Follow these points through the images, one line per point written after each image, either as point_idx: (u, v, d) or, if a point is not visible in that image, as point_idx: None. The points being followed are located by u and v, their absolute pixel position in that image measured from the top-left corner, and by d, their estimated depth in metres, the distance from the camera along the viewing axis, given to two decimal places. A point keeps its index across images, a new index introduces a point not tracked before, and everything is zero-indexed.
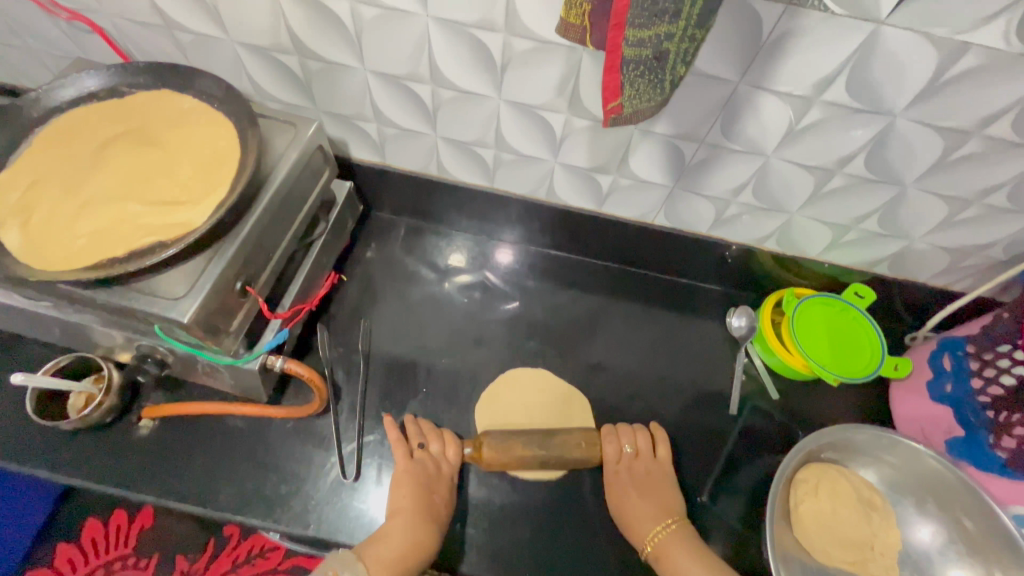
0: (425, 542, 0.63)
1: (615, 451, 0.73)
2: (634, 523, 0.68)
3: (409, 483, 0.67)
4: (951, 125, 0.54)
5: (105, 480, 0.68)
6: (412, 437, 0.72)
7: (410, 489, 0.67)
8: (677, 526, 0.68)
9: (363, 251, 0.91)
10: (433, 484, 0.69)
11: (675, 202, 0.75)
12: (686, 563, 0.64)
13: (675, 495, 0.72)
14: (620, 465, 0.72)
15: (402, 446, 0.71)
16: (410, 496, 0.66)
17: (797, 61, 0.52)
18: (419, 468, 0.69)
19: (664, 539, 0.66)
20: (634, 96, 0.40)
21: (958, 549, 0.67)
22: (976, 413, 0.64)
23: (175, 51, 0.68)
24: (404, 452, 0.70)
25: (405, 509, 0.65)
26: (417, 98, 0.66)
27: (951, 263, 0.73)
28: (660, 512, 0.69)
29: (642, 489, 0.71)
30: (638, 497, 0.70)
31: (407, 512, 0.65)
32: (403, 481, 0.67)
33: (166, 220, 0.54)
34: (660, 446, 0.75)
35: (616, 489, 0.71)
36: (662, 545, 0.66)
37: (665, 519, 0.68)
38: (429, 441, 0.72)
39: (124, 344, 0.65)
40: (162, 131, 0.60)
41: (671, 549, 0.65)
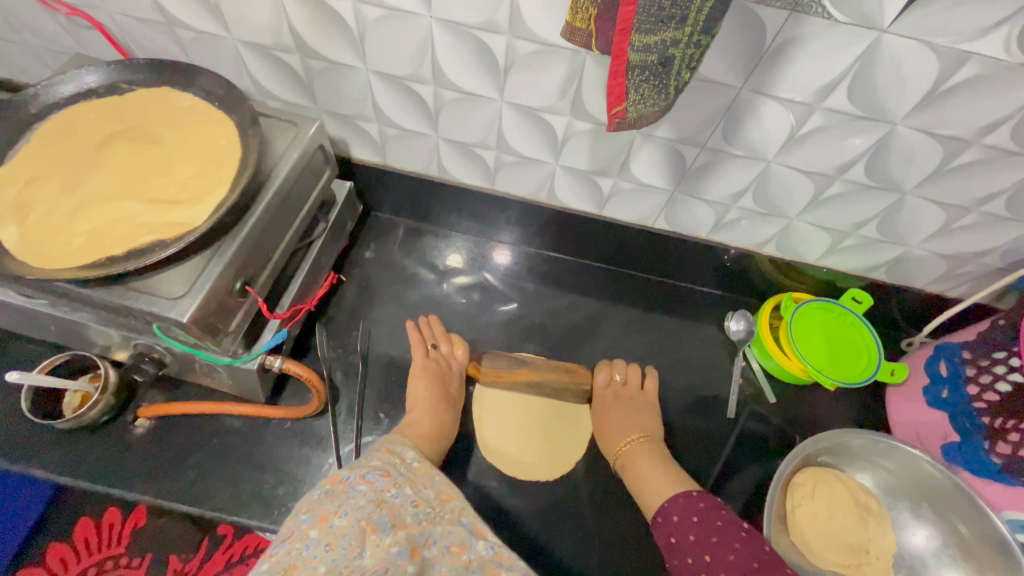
0: (444, 428, 0.73)
1: (606, 377, 0.81)
2: (610, 437, 0.76)
3: (427, 377, 0.76)
4: (950, 134, 0.54)
5: (100, 479, 0.67)
6: (428, 338, 0.81)
7: (427, 381, 0.76)
8: (648, 441, 0.73)
9: (362, 252, 0.91)
10: (448, 380, 0.78)
11: (675, 206, 0.75)
12: (647, 467, 0.70)
13: (653, 418, 0.77)
14: (609, 386, 0.81)
15: (420, 345, 0.80)
16: (429, 385, 0.76)
17: (799, 68, 0.52)
18: (435, 365, 0.79)
19: (632, 448, 0.72)
20: (638, 101, 0.41)
21: (952, 554, 0.68)
22: (972, 419, 0.65)
23: (176, 49, 0.68)
24: (421, 350, 0.79)
25: (424, 399, 0.74)
26: (419, 99, 0.66)
27: (948, 270, 0.74)
28: (633, 427, 0.75)
29: (623, 408, 0.78)
30: (618, 416, 0.77)
31: (428, 391, 0.75)
32: (420, 376, 0.77)
33: (165, 219, 0.54)
34: (648, 380, 0.82)
35: (600, 406, 0.79)
36: (632, 452, 0.72)
37: (636, 434, 0.74)
38: (441, 343, 0.82)
39: (121, 343, 0.65)
40: (162, 129, 0.60)
41: (636, 459, 0.71)
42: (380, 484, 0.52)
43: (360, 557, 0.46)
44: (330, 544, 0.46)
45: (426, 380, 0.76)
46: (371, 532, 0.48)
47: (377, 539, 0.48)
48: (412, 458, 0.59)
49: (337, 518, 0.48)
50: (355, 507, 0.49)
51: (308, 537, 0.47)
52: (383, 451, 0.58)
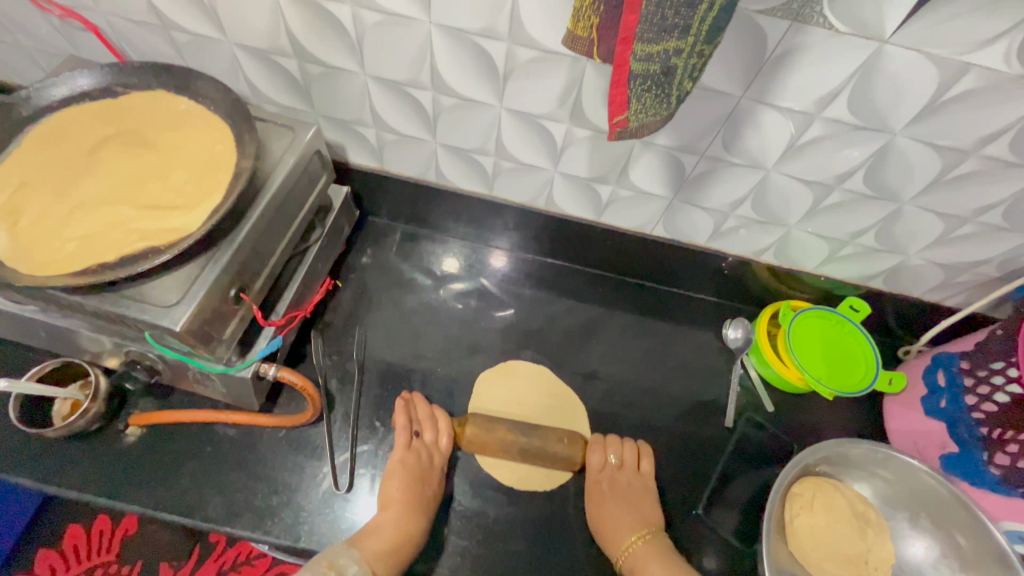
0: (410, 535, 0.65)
1: (600, 462, 0.74)
2: (611, 534, 0.69)
3: (403, 475, 0.68)
4: (950, 144, 0.54)
5: (90, 488, 0.66)
6: (412, 422, 0.73)
7: (402, 479, 0.68)
8: (651, 537, 0.68)
9: (359, 257, 0.90)
10: (427, 472, 0.70)
11: (673, 214, 0.75)
12: (660, 575, 0.64)
13: (653, 506, 0.73)
14: (603, 472, 0.74)
15: (403, 433, 0.71)
16: (404, 482, 0.68)
17: (800, 77, 0.52)
18: (415, 459, 0.70)
19: (637, 551, 0.66)
20: (640, 110, 0.40)
21: (952, 564, 0.68)
22: (970, 429, 0.65)
23: (172, 52, 0.67)
24: (403, 441, 0.71)
25: (397, 499, 0.66)
26: (417, 105, 0.66)
27: (945, 279, 0.74)
28: (637, 524, 0.69)
29: (621, 501, 0.71)
30: (619, 509, 0.71)
31: (402, 485, 0.67)
32: (396, 473, 0.69)
33: (159, 224, 0.53)
34: (645, 460, 0.76)
35: (596, 496, 0.73)
36: (640, 555, 0.66)
37: (641, 531, 0.68)
38: (425, 429, 0.74)
39: (112, 349, 0.64)
40: (157, 133, 0.59)
41: (646, 562, 0.65)
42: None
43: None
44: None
45: (401, 478, 0.68)
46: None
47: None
48: (351, 574, 0.59)
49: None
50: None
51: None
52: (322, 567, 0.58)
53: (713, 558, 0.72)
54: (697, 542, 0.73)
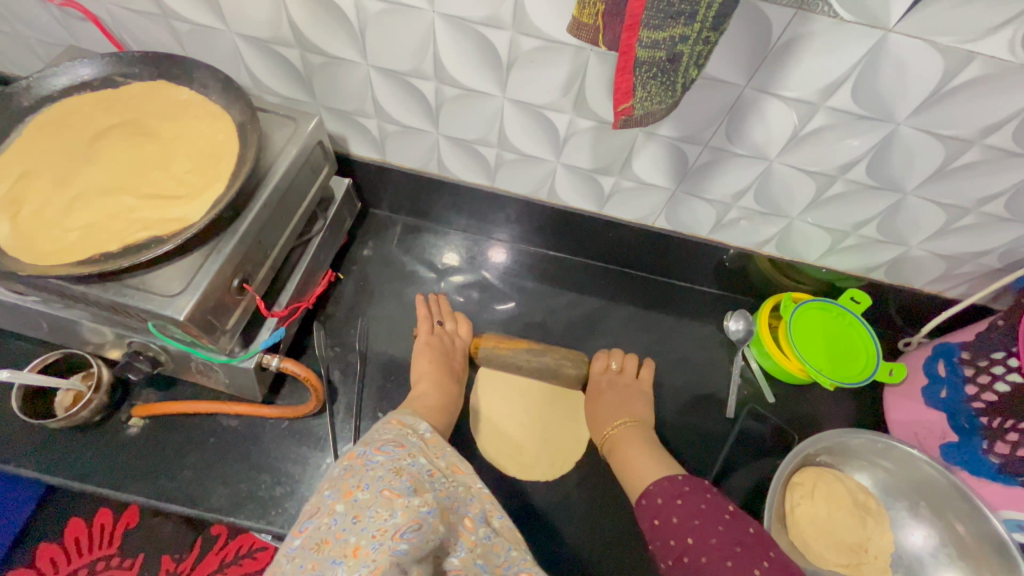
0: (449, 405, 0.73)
1: (603, 363, 0.82)
2: (602, 419, 0.76)
3: (428, 353, 0.77)
4: (953, 134, 0.54)
5: (93, 480, 0.66)
6: (436, 314, 0.82)
7: (429, 355, 0.77)
8: (634, 426, 0.74)
9: (360, 249, 0.90)
10: (450, 355, 0.79)
11: (675, 205, 0.75)
12: (633, 448, 0.70)
13: (642, 407, 0.78)
14: (606, 375, 0.81)
15: (426, 321, 0.80)
16: (429, 364, 0.76)
17: (805, 66, 0.52)
18: (438, 341, 0.79)
19: (619, 432, 0.73)
20: (645, 98, 0.40)
21: (950, 553, 0.68)
22: (971, 418, 0.65)
23: (172, 42, 0.67)
24: (426, 326, 0.79)
25: (427, 372, 0.75)
26: (420, 95, 0.66)
27: (946, 270, 0.74)
28: (623, 412, 0.76)
29: (615, 394, 0.78)
30: (609, 400, 0.77)
31: (427, 364, 0.76)
32: (423, 352, 0.77)
33: (161, 215, 0.53)
34: (646, 370, 0.82)
35: (595, 392, 0.80)
36: (617, 435, 0.73)
37: (623, 418, 0.75)
38: (446, 320, 0.82)
39: (115, 340, 0.63)
40: (158, 123, 0.59)
41: (623, 439, 0.72)
42: (397, 453, 0.51)
43: (393, 519, 0.44)
44: (357, 515, 0.45)
45: (427, 358, 0.76)
46: (396, 497, 0.45)
47: (406, 500, 0.45)
48: (423, 430, 0.58)
49: (359, 491, 0.46)
50: (376, 478, 0.48)
51: (334, 511, 0.46)
52: (392, 426, 0.57)
53: None
54: None
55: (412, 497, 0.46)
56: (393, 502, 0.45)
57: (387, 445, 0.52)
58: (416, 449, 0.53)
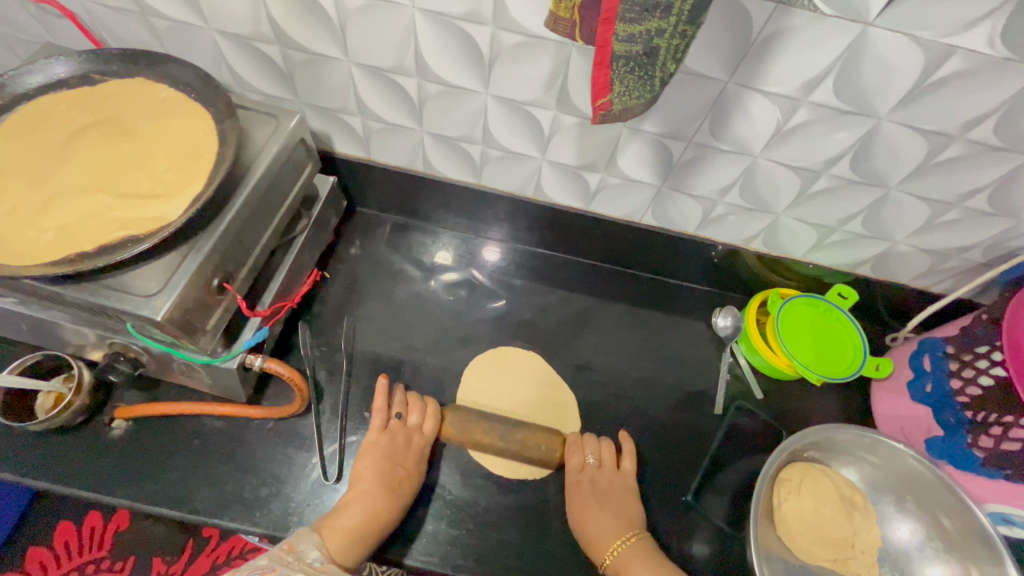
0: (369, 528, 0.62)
1: (579, 460, 0.72)
2: (593, 537, 0.67)
3: (375, 455, 0.68)
4: (935, 129, 0.55)
5: (76, 482, 0.66)
6: (394, 406, 0.73)
7: (375, 459, 0.68)
8: (636, 540, 0.66)
9: (348, 248, 0.89)
10: (401, 456, 0.69)
11: (662, 202, 0.75)
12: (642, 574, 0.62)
13: (634, 508, 0.71)
14: (582, 472, 0.72)
15: (379, 416, 0.71)
16: (369, 471, 0.67)
17: (786, 61, 0.51)
18: (390, 440, 0.70)
19: (620, 554, 0.65)
20: (624, 92, 0.40)
21: (937, 546, 0.68)
22: (955, 413, 0.65)
23: (152, 39, 0.66)
24: (379, 422, 0.71)
25: (368, 481, 0.66)
26: (403, 92, 0.65)
27: (932, 265, 0.74)
28: (620, 525, 0.68)
29: (603, 500, 0.70)
30: (598, 510, 0.69)
31: (365, 475, 0.66)
32: (370, 454, 0.69)
33: (139, 213, 0.52)
34: (627, 459, 0.75)
35: (575, 498, 0.70)
36: (620, 559, 0.64)
37: (624, 535, 0.67)
38: (408, 413, 0.73)
39: (96, 341, 0.63)
40: (137, 121, 0.58)
41: (630, 563, 0.64)
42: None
43: None
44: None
45: (370, 465, 0.67)
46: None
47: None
48: (313, 557, 0.56)
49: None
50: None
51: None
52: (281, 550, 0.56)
53: (703, 543, 0.72)
54: (687, 527, 0.73)
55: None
56: None
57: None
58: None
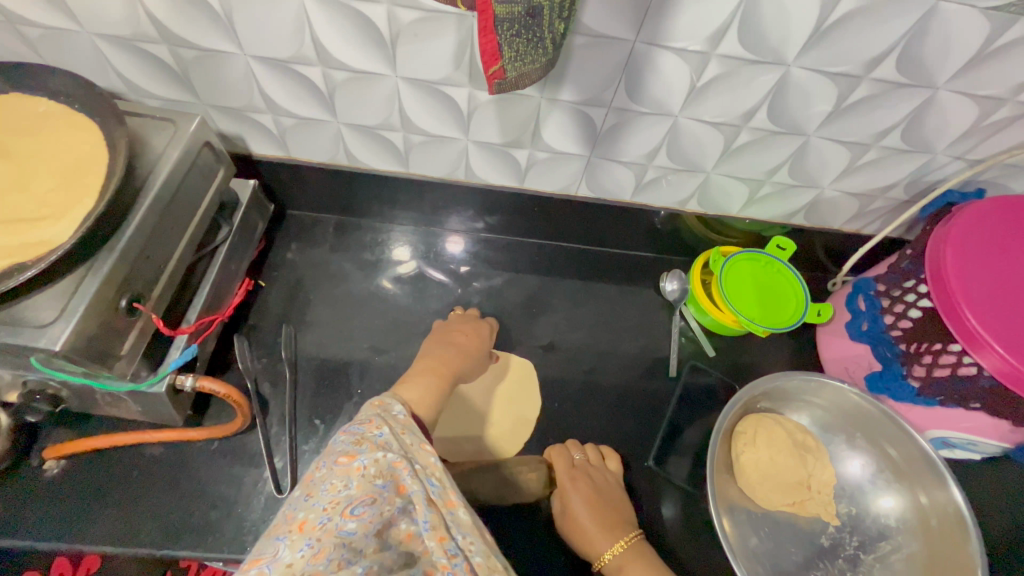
0: (431, 391, 0.66)
1: (567, 460, 0.71)
2: (590, 538, 0.64)
3: (431, 339, 0.76)
4: (841, 71, 0.55)
5: (7, 532, 0.61)
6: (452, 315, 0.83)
7: (434, 334, 0.77)
8: (633, 542, 0.64)
9: (282, 254, 0.86)
10: (460, 328, 0.77)
11: (594, 172, 0.74)
12: None
13: (625, 510, 0.68)
14: (574, 472, 0.69)
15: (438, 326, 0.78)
16: (432, 351, 0.72)
17: (688, 15, 0.51)
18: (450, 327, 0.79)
19: (620, 558, 0.62)
20: (515, 57, 0.38)
21: (886, 477, 0.71)
22: (891, 347, 0.67)
23: (26, 50, 0.61)
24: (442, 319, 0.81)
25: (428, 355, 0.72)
26: (310, 84, 0.62)
27: (860, 208, 0.76)
28: (615, 530, 0.65)
29: (597, 496, 0.67)
30: (594, 509, 0.66)
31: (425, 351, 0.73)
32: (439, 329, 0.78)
33: (23, 240, 0.48)
34: (612, 460, 0.73)
35: (568, 497, 0.67)
36: (618, 563, 0.62)
37: (623, 538, 0.64)
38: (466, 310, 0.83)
39: (8, 382, 0.59)
40: (14, 140, 0.53)
41: (630, 565, 0.61)
42: (363, 429, 0.47)
43: (347, 490, 0.42)
44: (312, 493, 0.43)
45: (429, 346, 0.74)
46: (350, 466, 0.43)
47: (361, 469, 0.43)
48: (398, 410, 0.52)
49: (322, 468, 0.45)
50: (333, 455, 0.45)
51: (293, 497, 0.45)
52: (371, 405, 0.52)
53: (670, 506, 0.73)
54: (653, 492, 0.74)
55: (366, 465, 0.43)
56: (349, 470, 0.43)
57: (356, 424, 0.48)
58: (384, 421, 0.49)
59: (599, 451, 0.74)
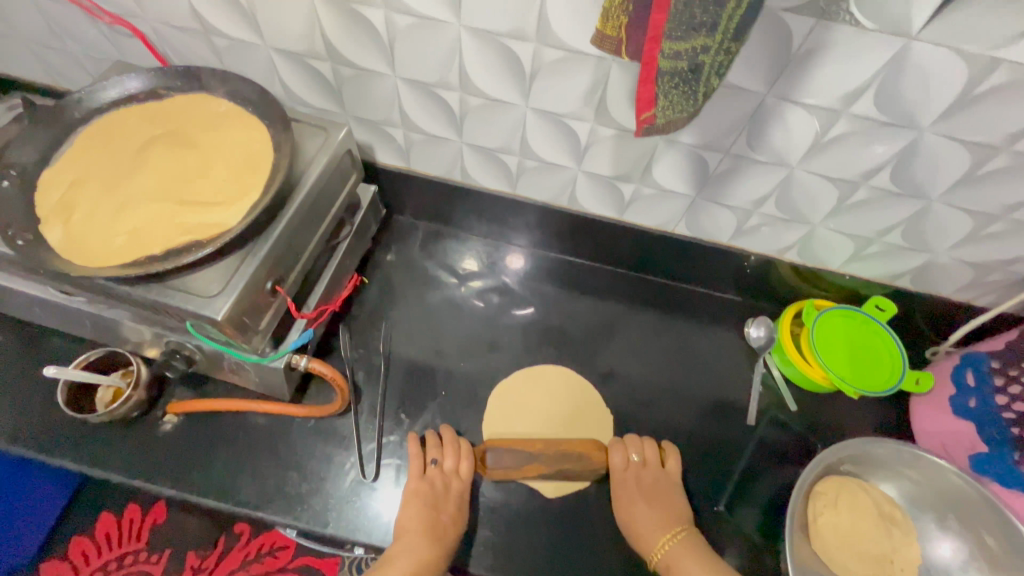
0: None
1: (623, 460, 0.74)
2: (642, 534, 0.68)
3: (416, 503, 0.67)
4: (979, 140, 0.54)
5: (129, 472, 0.69)
6: (428, 452, 0.72)
7: (417, 500, 0.67)
8: (683, 538, 0.67)
9: (384, 254, 0.92)
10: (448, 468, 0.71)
11: (696, 212, 0.75)
12: (696, 572, 0.64)
13: (678, 508, 0.71)
14: (628, 473, 0.73)
15: (416, 447, 0.72)
16: (416, 513, 0.66)
17: (827, 74, 0.52)
18: (428, 486, 0.69)
19: (671, 551, 0.66)
20: (667, 107, 0.42)
21: (979, 566, 0.67)
22: (1000, 429, 0.64)
23: (211, 56, 0.70)
24: (417, 467, 0.70)
25: (410, 522, 0.65)
26: (445, 106, 0.68)
27: (975, 278, 0.73)
28: (668, 524, 0.69)
29: (651, 499, 0.71)
30: (647, 506, 0.70)
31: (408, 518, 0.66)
32: (412, 502, 0.67)
33: (202, 220, 0.55)
34: (671, 460, 0.75)
35: (624, 498, 0.71)
36: (674, 556, 0.65)
37: (671, 531, 0.68)
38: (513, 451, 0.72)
39: (153, 339, 0.67)
40: (198, 133, 0.61)
41: (680, 559, 0.65)
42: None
43: None
44: None
45: (414, 506, 0.67)
46: None
47: None
48: None
49: None
50: None
51: None
52: None
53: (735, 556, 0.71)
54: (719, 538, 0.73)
55: None
56: None
57: None
58: None
59: (659, 452, 0.76)
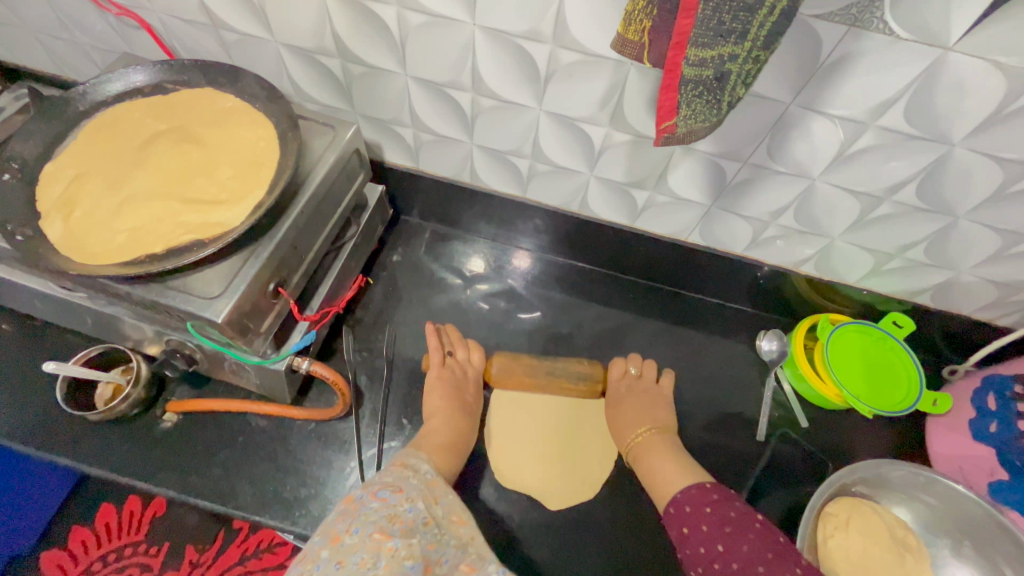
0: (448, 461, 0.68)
1: (623, 369, 0.80)
2: (623, 429, 0.75)
3: (441, 386, 0.75)
4: (1013, 157, 0.52)
5: (126, 471, 0.68)
6: (445, 345, 0.79)
7: (442, 388, 0.75)
8: (650, 437, 0.72)
9: (390, 255, 0.91)
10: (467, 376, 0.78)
11: (710, 221, 0.73)
12: (661, 458, 0.69)
13: (665, 414, 0.77)
14: (626, 381, 0.80)
15: (437, 349, 0.78)
16: (436, 401, 0.74)
17: (855, 84, 0.50)
18: (450, 373, 0.77)
19: (644, 442, 0.72)
20: (690, 116, 0.40)
21: None
22: (1023, 458, 0.62)
23: (219, 50, 0.69)
24: (438, 358, 0.77)
25: (440, 408, 0.73)
26: (457, 107, 0.66)
27: (999, 297, 0.70)
28: (646, 421, 0.75)
29: (637, 402, 0.77)
30: (633, 409, 0.76)
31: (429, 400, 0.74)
32: (435, 387, 0.75)
33: (205, 219, 0.54)
34: (665, 379, 0.81)
35: (613, 400, 0.78)
36: (643, 445, 0.72)
37: (647, 426, 0.74)
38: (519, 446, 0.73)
39: (154, 337, 0.66)
40: (203, 129, 0.60)
41: (648, 451, 0.71)
42: (394, 500, 0.52)
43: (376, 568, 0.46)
44: (341, 561, 0.46)
45: (434, 392, 0.74)
46: (385, 540, 0.47)
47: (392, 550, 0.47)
48: (426, 472, 0.59)
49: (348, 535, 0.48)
50: (366, 523, 0.49)
51: (319, 557, 0.47)
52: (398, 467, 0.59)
53: None
54: None
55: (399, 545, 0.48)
56: (381, 547, 0.47)
57: (385, 490, 0.53)
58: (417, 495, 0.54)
59: (655, 371, 0.82)
